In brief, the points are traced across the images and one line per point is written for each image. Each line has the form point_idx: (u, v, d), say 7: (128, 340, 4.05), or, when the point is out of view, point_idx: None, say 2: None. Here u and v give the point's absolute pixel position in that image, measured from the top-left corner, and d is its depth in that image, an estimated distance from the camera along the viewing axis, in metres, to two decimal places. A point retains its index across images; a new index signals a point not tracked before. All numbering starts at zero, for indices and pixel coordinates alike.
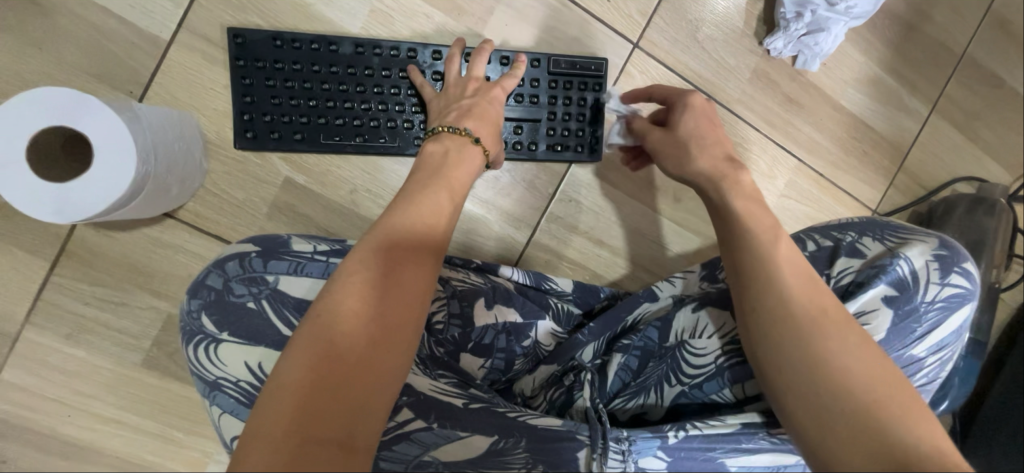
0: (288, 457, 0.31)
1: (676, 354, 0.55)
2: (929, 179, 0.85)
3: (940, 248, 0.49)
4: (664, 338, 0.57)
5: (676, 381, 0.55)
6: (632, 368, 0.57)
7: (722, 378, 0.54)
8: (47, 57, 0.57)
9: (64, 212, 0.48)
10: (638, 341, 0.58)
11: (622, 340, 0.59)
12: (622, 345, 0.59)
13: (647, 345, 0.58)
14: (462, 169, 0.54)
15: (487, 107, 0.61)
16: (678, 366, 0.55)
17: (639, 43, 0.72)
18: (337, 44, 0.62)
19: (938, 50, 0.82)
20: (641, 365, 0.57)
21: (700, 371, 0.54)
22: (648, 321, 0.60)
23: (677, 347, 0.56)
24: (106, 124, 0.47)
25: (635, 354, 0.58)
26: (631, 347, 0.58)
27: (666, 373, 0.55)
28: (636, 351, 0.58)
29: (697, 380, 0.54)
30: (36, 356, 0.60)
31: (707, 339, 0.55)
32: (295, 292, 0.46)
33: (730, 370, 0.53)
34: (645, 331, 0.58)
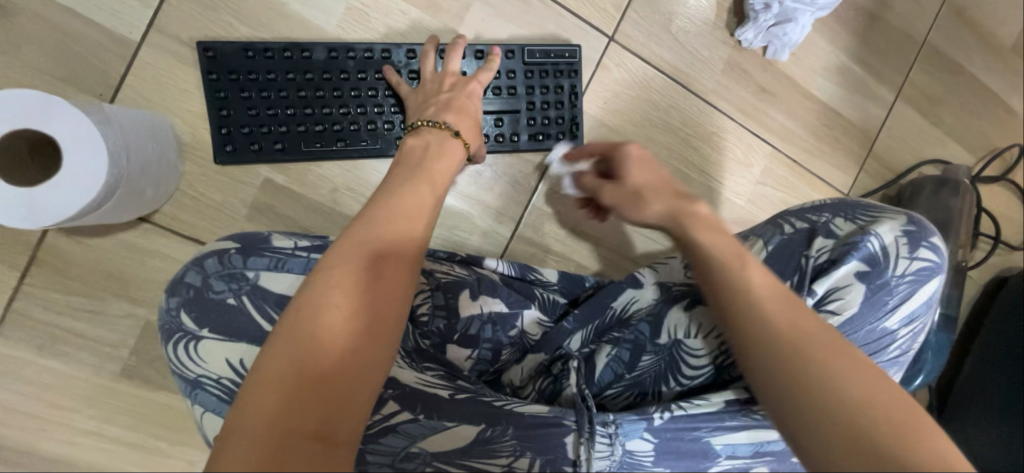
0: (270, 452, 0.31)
1: (675, 352, 0.55)
2: (898, 163, 0.88)
3: (908, 224, 0.51)
4: (657, 334, 0.57)
5: (675, 382, 0.55)
6: (625, 360, 0.57)
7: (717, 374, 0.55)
8: (11, 60, 0.56)
9: (33, 218, 0.47)
10: (630, 334, 0.58)
11: (614, 333, 0.59)
12: (613, 338, 0.59)
13: (640, 339, 0.57)
14: (443, 162, 0.55)
15: (466, 101, 0.62)
16: (676, 364, 0.55)
17: (614, 37, 0.73)
18: (310, 50, 0.61)
19: (901, 39, 0.85)
20: (633, 359, 0.57)
21: (698, 370, 0.55)
22: (641, 316, 0.59)
23: (676, 346, 0.55)
24: (74, 125, 0.46)
25: (626, 347, 0.57)
26: (622, 340, 0.58)
27: (664, 372, 0.56)
28: (627, 345, 0.58)
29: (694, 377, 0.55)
30: (8, 369, 0.58)
31: (705, 339, 0.54)
32: (276, 288, 0.46)
33: (727, 369, 0.54)
34: (637, 325, 0.58)
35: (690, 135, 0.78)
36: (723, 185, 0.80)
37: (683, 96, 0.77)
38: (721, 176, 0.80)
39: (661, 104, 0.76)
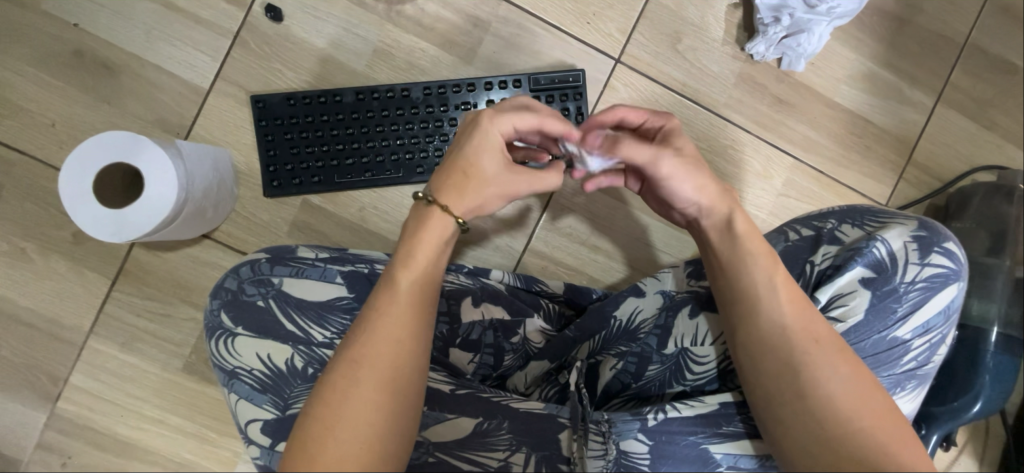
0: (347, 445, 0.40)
1: (677, 359, 0.56)
2: (944, 171, 0.82)
3: (919, 229, 0.49)
4: (663, 344, 0.57)
5: (679, 382, 0.57)
6: (631, 371, 0.58)
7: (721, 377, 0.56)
8: (114, 109, 0.70)
9: (120, 233, 0.57)
10: (635, 347, 0.58)
11: (620, 345, 0.59)
12: (618, 351, 0.59)
13: (645, 351, 0.57)
14: (430, 229, 0.48)
15: (476, 159, 0.48)
16: (680, 370, 0.56)
17: (621, 59, 0.76)
18: (341, 95, 0.70)
19: (936, 41, 0.81)
20: (640, 369, 0.58)
21: (702, 374, 0.56)
22: (648, 328, 0.59)
23: (679, 354, 0.56)
24: (154, 159, 0.57)
25: (632, 359, 0.58)
26: (627, 353, 0.58)
27: (668, 378, 0.57)
28: (633, 357, 0.58)
29: (698, 382, 0.56)
30: (98, 362, 0.70)
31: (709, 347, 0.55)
32: (296, 292, 0.53)
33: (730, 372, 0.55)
34: (644, 338, 0.58)
35: (703, 149, 0.79)
36: (741, 198, 0.79)
37: (694, 112, 0.78)
38: (738, 189, 0.79)
39: None
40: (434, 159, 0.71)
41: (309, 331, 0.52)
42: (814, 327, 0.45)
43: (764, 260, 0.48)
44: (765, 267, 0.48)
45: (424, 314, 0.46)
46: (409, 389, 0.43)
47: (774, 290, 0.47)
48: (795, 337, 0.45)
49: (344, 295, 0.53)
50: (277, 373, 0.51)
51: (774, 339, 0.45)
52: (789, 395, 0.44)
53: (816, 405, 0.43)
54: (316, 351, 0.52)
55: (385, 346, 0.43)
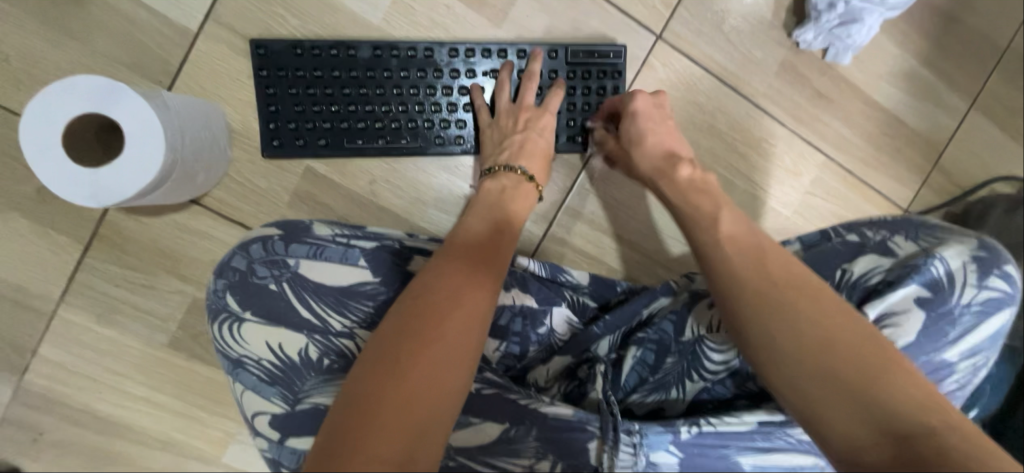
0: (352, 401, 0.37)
1: (694, 351, 0.56)
2: (967, 179, 0.81)
3: (978, 249, 0.48)
4: (681, 332, 0.57)
5: (698, 377, 0.55)
6: (649, 363, 0.58)
7: (740, 372, 0.56)
8: (82, 46, 0.59)
9: (97, 197, 0.49)
10: (653, 334, 0.59)
11: (637, 333, 0.59)
12: (638, 338, 0.59)
13: (663, 338, 0.58)
14: (472, 220, 0.54)
15: (538, 139, 0.62)
16: (697, 362, 0.55)
17: (662, 35, 0.70)
18: (356, 48, 0.62)
19: (980, 44, 0.78)
20: (658, 360, 0.58)
21: (721, 367, 0.55)
22: (663, 314, 0.60)
23: (696, 345, 0.56)
24: (132, 111, 0.48)
25: (650, 348, 0.58)
26: (646, 341, 0.59)
27: (687, 369, 0.56)
28: (652, 345, 0.58)
29: (718, 376, 0.55)
30: (70, 334, 0.63)
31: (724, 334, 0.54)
32: (314, 276, 0.48)
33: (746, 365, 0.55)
34: (660, 324, 0.59)
35: (736, 140, 0.75)
36: (768, 194, 0.76)
37: (731, 100, 0.74)
38: (767, 184, 0.76)
39: (708, 106, 0.73)
40: (455, 131, 0.65)
41: (327, 319, 0.47)
42: (806, 297, 0.44)
43: (735, 247, 0.49)
44: (740, 251, 0.49)
45: (444, 276, 0.45)
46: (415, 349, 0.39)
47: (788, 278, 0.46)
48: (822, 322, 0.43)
49: (369, 280, 0.48)
50: (290, 365, 0.47)
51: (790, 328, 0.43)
52: (823, 389, 0.41)
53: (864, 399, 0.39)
54: (334, 341, 0.47)
55: (406, 308, 0.43)
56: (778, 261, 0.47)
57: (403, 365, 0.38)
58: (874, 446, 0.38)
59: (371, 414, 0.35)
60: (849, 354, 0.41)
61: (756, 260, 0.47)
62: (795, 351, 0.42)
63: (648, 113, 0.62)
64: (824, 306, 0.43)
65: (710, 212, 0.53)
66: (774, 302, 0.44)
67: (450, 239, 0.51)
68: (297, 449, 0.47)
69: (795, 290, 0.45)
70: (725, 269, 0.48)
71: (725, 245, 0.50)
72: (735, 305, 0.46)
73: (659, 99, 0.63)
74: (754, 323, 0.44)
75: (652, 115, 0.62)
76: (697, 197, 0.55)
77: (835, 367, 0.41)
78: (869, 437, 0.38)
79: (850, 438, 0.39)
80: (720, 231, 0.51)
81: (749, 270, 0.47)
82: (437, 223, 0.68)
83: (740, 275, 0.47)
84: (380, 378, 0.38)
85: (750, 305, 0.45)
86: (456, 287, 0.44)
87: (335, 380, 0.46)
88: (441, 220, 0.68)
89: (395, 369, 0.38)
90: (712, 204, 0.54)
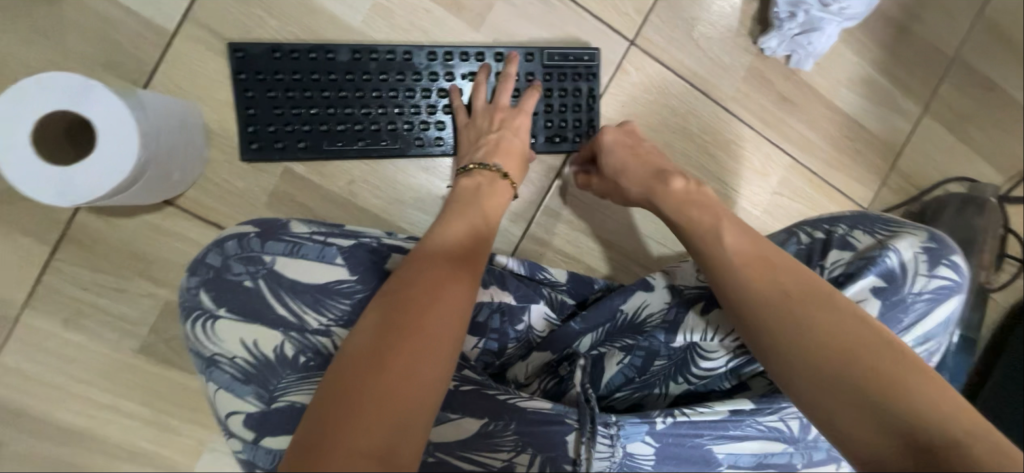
0: (339, 395, 0.37)
1: (688, 360, 0.58)
2: (922, 179, 0.85)
3: (929, 240, 0.51)
4: (672, 339, 0.58)
5: (683, 380, 0.59)
6: (636, 365, 0.59)
7: (726, 374, 0.58)
8: (52, 45, 0.59)
9: (67, 196, 0.48)
10: (644, 341, 0.59)
11: (627, 339, 0.60)
12: (627, 345, 0.59)
13: (653, 345, 0.59)
14: (449, 218, 0.54)
15: (513, 138, 0.64)
16: (685, 368, 0.58)
17: (635, 41, 0.73)
18: (335, 52, 0.63)
19: (930, 52, 0.83)
20: (645, 364, 0.59)
21: (708, 374, 0.58)
22: (655, 322, 0.59)
23: (690, 354, 0.58)
24: (105, 108, 0.48)
25: (639, 354, 0.59)
26: (635, 348, 0.59)
27: (672, 372, 0.59)
28: (641, 351, 0.59)
29: (703, 380, 0.58)
30: (35, 340, 0.61)
31: (720, 342, 0.56)
32: (291, 273, 0.48)
33: (736, 370, 0.58)
34: (651, 332, 0.59)
35: (707, 142, 0.78)
36: (738, 194, 0.79)
37: (701, 103, 0.77)
38: (737, 184, 0.79)
39: (680, 109, 0.76)
40: (434, 132, 0.66)
41: (303, 316, 0.47)
42: (825, 309, 0.45)
43: (741, 257, 0.50)
44: (747, 264, 0.50)
45: (426, 271, 0.46)
46: (402, 343, 0.40)
47: (803, 288, 0.47)
48: (829, 327, 0.44)
49: (345, 278, 0.48)
50: (265, 362, 0.46)
51: (796, 337, 0.45)
52: (843, 395, 0.41)
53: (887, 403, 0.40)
54: (310, 338, 0.47)
55: (388, 303, 0.43)
56: (787, 269, 0.49)
57: (388, 358, 0.39)
58: (891, 450, 0.39)
59: (353, 410, 0.36)
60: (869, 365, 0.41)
61: (769, 272, 0.48)
62: (811, 360, 0.44)
63: (622, 142, 0.65)
64: (846, 320, 0.44)
65: (711, 227, 0.54)
66: (798, 315, 0.45)
67: (428, 236, 0.51)
68: (273, 449, 0.46)
69: (809, 297, 0.46)
70: (735, 282, 0.49)
71: (733, 259, 0.51)
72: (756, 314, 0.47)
73: (627, 128, 0.67)
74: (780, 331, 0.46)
75: (625, 142, 0.65)
76: (693, 212, 0.57)
77: (859, 379, 0.41)
78: (884, 442, 0.39)
79: (872, 449, 0.39)
80: (724, 244, 0.52)
81: (762, 283, 0.48)
82: (417, 223, 0.69)
83: (753, 288, 0.48)
84: (366, 370, 0.38)
85: (768, 316, 0.47)
86: (438, 283, 0.45)
87: (312, 376, 0.46)
88: (420, 220, 0.69)
89: (381, 364, 0.38)
90: (711, 217, 0.55)
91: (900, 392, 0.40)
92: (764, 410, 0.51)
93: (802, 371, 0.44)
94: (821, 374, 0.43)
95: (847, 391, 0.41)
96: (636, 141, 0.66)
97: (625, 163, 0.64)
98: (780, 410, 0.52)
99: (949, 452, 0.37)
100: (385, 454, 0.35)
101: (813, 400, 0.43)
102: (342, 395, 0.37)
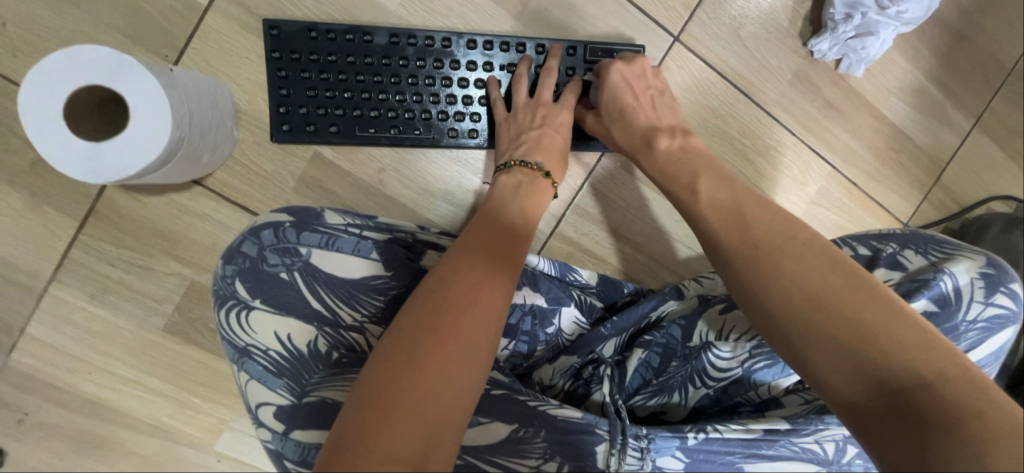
0: (382, 387, 0.37)
1: (701, 358, 0.55)
2: (966, 196, 0.82)
3: (986, 266, 0.51)
4: (687, 337, 0.58)
5: (701, 384, 0.56)
6: (653, 365, 0.58)
7: (746, 382, 0.55)
8: (84, 14, 0.57)
9: (98, 173, 0.47)
10: (660, 338, 0.59)
11: (644, 336, 0.59)
12: (644, 341, 0.59)
13: (669, 342, 0.58)
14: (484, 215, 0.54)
15: (554, 135, 0.62)
16: (702, 370, 0.55)
17: (680, 37, 0.70)
18: (371, 35, 0.61)
19: (987, 63, 0.79)
20: (663, 364, 0.58)
21: (725, 375, 0.55)
22: (672, 319, 0.60)
23: (703, 351, 0.55)
24: (137, 85, 0.46)
25: (656, 351, 0.58)
26: (653, 344, 0.58)
27: (691, 375, 0.56)
28: (658, 348, 0.58)
29: (722, 384, 0.55)
30: (62, 313, 0.61)
31: (733, 343, 0.55)
32: (326, 266, 0.47)
33: (756, 373, 0.55)
34: (668, 328, 0.59)
35: (746, 146, 0.75)
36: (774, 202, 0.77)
37: (743, 105, 0.74)
38: (773, 192, 0.77)
39: (721, 111, 0.73)
40: (469, 124, 0.64)
41: (338, 311, 0.46)
42: (803, 258, 0.44)
43: (713, 212, 0.52)
44: (721, 217, 0.51)
45: (464, 266, 0.45)
46: (443, 336, 0.39)
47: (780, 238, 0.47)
48: (807, 272, 0.43)
49: (380, 274, 0.47)
50: (297, 356, 0.45)
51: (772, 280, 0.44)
52: (814, 335, 0.41)
53: (865, 346, 0.39)
54: (344, 334, 0.46)
55: (426, 296, 0.43)
56: (760, 218, 0.49)
57: (429, 353, 0.38)
58: (867, 396, 0.38)
59: (396, 404, 0.35)
60: (847, 312, 0.40)
61: (741, 224, 0.49)
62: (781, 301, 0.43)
63: (626, 88, 0.62)
64: (821, 268, 0.43)
65: (688, 184, 0.56)
66: (773, 259, 0.45)
67: (466, 232, 0.51)
68: (302, 442, 0.45)
69: (784, 247, 0.46)
70: (710, 232, 0.51)
71: (709, 213, 0.52)
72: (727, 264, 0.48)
73: (639, 66, 0.63)
74: (754, 279, 0.45)
75: (631, 88, 0.62)
76: (673, 168, 0.58)
77: (831, 322, 0.41)
78: (860, 387, 0.39)
79: (843, 389, 0.39)
80: (698, 198, 0.54)
81: (735, 234, 0.48)
82: (445, 215, 0.67)
83: (724, 239, 0.49)
84: (407, 362, 0.38)
85: (738, 264, 0.47)
86: (477, 280, 0.44)
87: (345, 374, 0.45)
88: (449, 213, 0.67)
89: (421, 358, 0.38)
90: (688, 174, 0.56)
91: (876, 335, 0.39)
92: (799, 431, 0.50)
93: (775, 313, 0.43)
94: (796, 320, 0.42)
95: (816, 329, 0.41)
96: (645, 85, 0.63)
97: (619, 102, 0.62)
98: (816, 433, 0.50)
99: (929, 397, 0.36)
100: (416, 461, 0.33)
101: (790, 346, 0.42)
102: (382, 392, 0.36)
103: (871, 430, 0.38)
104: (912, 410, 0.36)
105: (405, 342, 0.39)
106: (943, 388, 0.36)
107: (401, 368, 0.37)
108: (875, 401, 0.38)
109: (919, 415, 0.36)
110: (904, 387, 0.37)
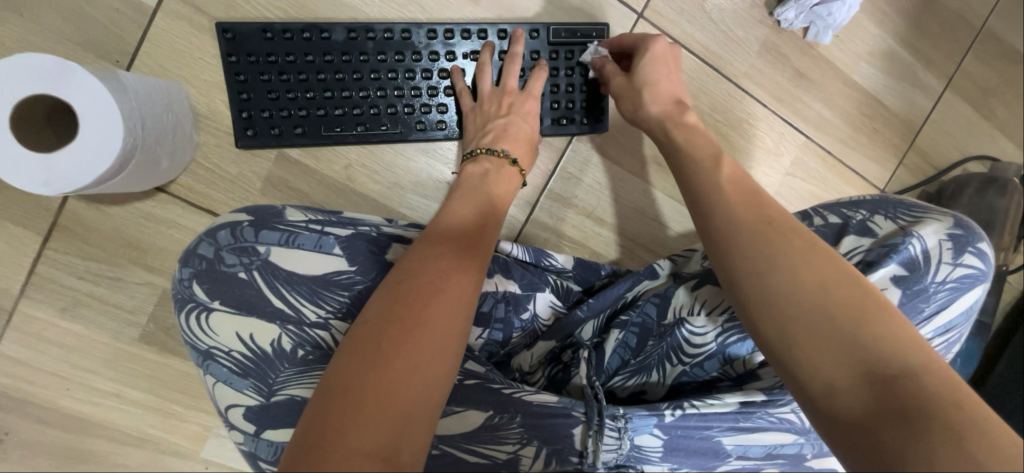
0: (340, 380, 0.36)
1: (676, 334, 0.55)
2: (941, 159, 0.82)
3: (954, 227, 0.51)
4: (663, 315, 0.57)
5: (677, 361, 0.56)
6: (631, 345, 0.58)
7: (722, 355, 0.55)
8: (28, 24, 0.56)
9: (52, 184, 0.46)
10: (636, 317, 0.58)
11: (621, 316, 0.59)
12: (620, 322, 0.58)
13: (645, 322, 0.58)
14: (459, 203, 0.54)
15: (521, 123, 0.61)
16: (678, 346, 0.55)
17: (644, 13, 0.69)
18: (330, 31, 0.60)
19: (957, 23, 0.79)
20: (640, 343, 0.58)
21: (700, 351, 0.55)
22: (647, 297, 0.59)
23: (677, 327, 0.55)
24: (84, 89, 0.45)
25: (633, 331, 0.58)
26: (629, 324, 0.58)
27: (667, 353, 0.56)
28: (635, 328, 0.58)
29: (697, 359, 0.55)
30: (33, 330, 0.60)
31: (706, 318, 0.55)
32: (287, 264, 0.46)
33: (730, 348, 0.55)
34: (643, 307, 0.58)
35: (718, 121, 0.74)
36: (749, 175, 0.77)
37: (712, 79, 0.73)
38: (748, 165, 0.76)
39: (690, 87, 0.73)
40: (436, 116, 0.63)
41: (301, 309, 0.46)
42: (803, 245, 0.41)
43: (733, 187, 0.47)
44: (736, 193, 0.46)
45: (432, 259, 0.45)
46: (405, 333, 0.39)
47: (782, 227, 0.43)
48: (809, 261, 0.40)
49: (343, 269, 0.47)
50: (262, 356, 0.45)
51: (766, 261, 0.40)
52: (808, 323, 0.37)
53: (845, 336, 0.36)
54: (308, 332, 0.46)
55: (392, 287, 0.43)
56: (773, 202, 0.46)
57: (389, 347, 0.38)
58: (851, 391, 0.35)
59: (348, 401, 0.35)
60: (843, 294, 0.38)
61: (755, 204, 0.45)
62: (779, 288, 0.39)
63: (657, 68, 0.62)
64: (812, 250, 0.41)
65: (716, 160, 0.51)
66: (778, 242, 0.41)
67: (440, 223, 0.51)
68: (275, 441, 0.46)
69: (789, 240, 0.41)
70: (721, 212, 0.45)
71: (723, 186, 0.47)
72: (729, 236, 0.43)
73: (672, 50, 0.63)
74: (752, 256, 0.41)
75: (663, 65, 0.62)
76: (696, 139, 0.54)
77: (825, 312, 0.37)
78: (845, 378, 0.35)
79: (827, 380, 0.36)
80: (720, 174, 0.49)
81: (747, 212, 0.44)
82: (417, 208, 0.67)
83: (736, 217, 0.44)
84: (364, 358, 0.37)
85: (723, 237, 0.44)
86: (447, 268, 0.44)
87: (314, 372, 0.45)
88: (420, 206, 0.67)
89: (380, 352, 0.37)
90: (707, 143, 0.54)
91: (862, 330, 0.36)
92: (775, 402, 0.50)
93: (766, 298, 0.40)
94: (779, 289, 0.39)
95: (812, 316, 0.37)
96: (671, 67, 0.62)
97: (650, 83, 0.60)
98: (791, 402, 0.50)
99: (911, 388, 0.33)
100: (382, 446, 0.33)
101: (783, 332, 0.38)
102: (340, 385, 0.36)
103: (850, 426, 0.35)
104: (898, 407, 0.33)
105: (366, 335, 0.39)
106: (926, 384, 0.34)
107: (361, 362, 0.37)
108: (858, 398, 0.35)
109: (906, 408, 0.33)
110: (888, 379, 0.34)
